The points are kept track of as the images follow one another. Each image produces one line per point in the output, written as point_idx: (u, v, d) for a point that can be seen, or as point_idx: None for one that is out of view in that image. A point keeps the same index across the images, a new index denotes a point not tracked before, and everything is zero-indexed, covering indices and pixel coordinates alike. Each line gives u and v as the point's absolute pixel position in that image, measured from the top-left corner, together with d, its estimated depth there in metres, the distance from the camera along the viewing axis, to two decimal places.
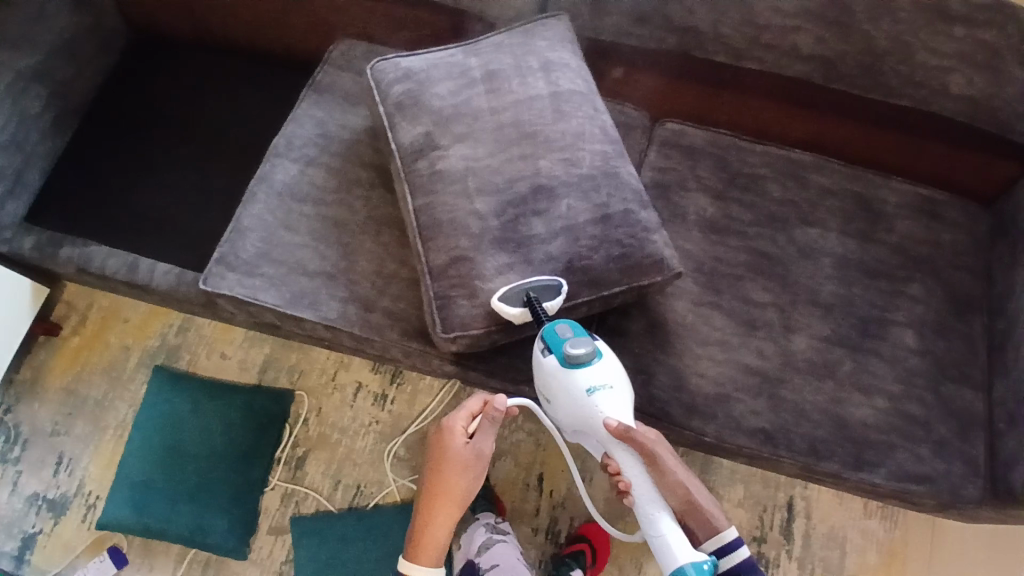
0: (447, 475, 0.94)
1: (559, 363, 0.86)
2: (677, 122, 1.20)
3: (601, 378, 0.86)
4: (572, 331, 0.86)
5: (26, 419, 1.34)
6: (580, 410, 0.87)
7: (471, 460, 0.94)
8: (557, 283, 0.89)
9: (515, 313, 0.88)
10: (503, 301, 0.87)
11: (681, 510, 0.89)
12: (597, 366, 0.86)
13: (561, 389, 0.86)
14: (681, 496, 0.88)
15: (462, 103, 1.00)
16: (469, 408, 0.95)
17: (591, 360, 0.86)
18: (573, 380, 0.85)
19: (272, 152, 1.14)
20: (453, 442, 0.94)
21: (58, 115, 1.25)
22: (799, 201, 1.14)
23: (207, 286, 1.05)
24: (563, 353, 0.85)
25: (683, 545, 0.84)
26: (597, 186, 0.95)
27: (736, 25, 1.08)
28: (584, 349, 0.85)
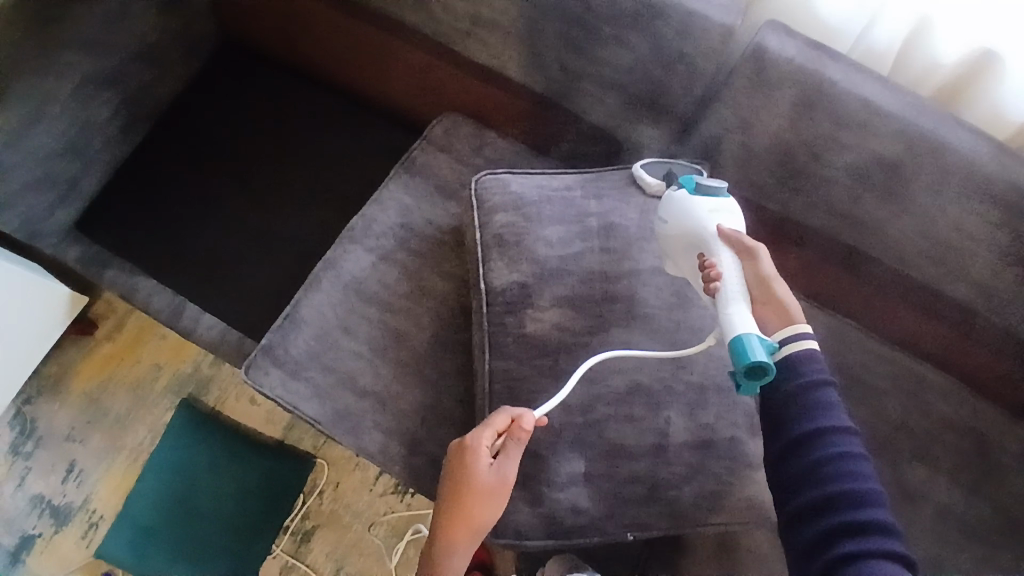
0: (464, 504, 0.70)
1: (687, 191, 0.82)
2: (799, 300, 1.06)
3: (725, 203, 0.80)
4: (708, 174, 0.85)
5: (44, 417, 1.25)
6: (689, 220, 0.79)
7: (495, 487, 0.71)
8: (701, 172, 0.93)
9: (651, 182, 0.93)
10: (644, 172, 0.94)
11: (763, 311, 0.75)
12: (725, 198, 0.81)
13: (679, 205, 0.81)
14: (765, 300, 0.75)
15: (573, 258, 0.88)
16: (496, 426, 0.73)
17: (721, 191, 0.81)
18: (696, 200, 0.80)
19: (347, 234, 1.03)
20: (476, 463, 0.70)
21: (126, 120, 1.13)
22: (915, 429, 0.99)
23: (248, 378, 0.95)
24: (695, 184, 0.82)
25: (753, 324, 0.70)
26: (705, 401, 0.83)
27: (904, 228, 0.90)
28: (717, 181, 0.82)
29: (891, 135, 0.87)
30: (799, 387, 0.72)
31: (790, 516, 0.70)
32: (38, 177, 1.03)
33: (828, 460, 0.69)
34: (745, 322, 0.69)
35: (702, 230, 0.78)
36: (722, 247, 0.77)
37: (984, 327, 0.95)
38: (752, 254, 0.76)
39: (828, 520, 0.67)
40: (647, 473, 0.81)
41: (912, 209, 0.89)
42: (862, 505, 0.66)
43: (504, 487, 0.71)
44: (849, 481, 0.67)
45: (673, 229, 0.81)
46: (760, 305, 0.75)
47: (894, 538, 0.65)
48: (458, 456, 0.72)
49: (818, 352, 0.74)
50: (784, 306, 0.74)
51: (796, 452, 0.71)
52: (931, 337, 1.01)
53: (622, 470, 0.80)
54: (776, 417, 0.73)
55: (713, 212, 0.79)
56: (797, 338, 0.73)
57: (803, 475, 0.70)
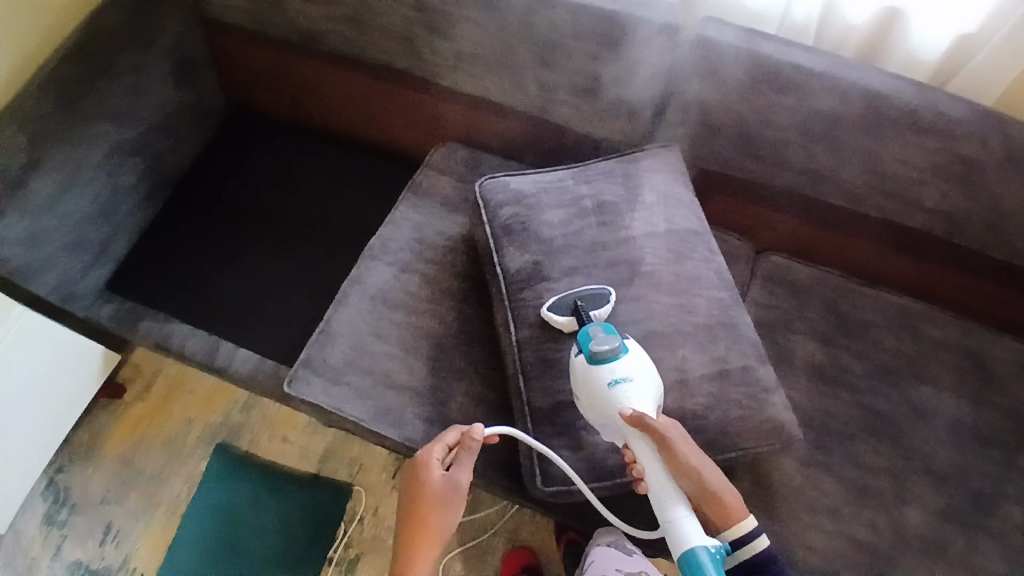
0: (423, 515, 0.77)
1: (587, 362, 0.80)
2: (781, 257, 1.16)
3: (626, 369, 0.78)
4: (602, 330, 0.81)
5: (78, 483, 1.26)
6: (599, 402, 0.79)
7: (449, 493, 0.78)
8: (607, 292, 0.91)
9: (564, 323, 0.89)
10: (552, 312, 0.91)
11: (704, 506, 0.78)
12: (625, 360, 0.79)
13: (584, 383, 0.80)
14: (701, 491, 0.77)
15: (574, 235, 0.99)
16: (445, 440, 0.81)
17: (617, 355, 0.79)
18: (598, 374, 0.79)
19: (367, 254, 1.12)
20: (428, 473, 0.79)
21: (150, 186, 1.24)
22: (911, 354, 1.08)
23: (291, 390, 1.01)
24: (590, 351, 0.80)
25: (700, 534, 0.73)
26: (715, 337, 0.92)
27: (859, 172, 1.04)
28: (610, 346, 0.79)
29: (826, 90, 1.00)
30: (761, 560, 0.79)
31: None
32: (75, 240, 1.12)
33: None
34: (692, 537, 0.73)
35: (615, 419, 0.78)
36: (639, 440, 0.77)
37: (945, 248, 1.08)
38: (673, 448, 0.77)
39: None
40: (675, 407, 0.88)
41: (857, 153, 1.03)
42: None
43: (457, 494, 0.79)
44: None
45: (585, 411, 0.81)
46: (698, 499, 0.78)
47: None
48: (413, 472, 0.80)
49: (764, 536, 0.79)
50: (722, 501, 0.78)
51: None
52: (903, 269, 1.13)
53: None
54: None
55: (620, 394, 0.78)
56: (742, 541, 0.78)
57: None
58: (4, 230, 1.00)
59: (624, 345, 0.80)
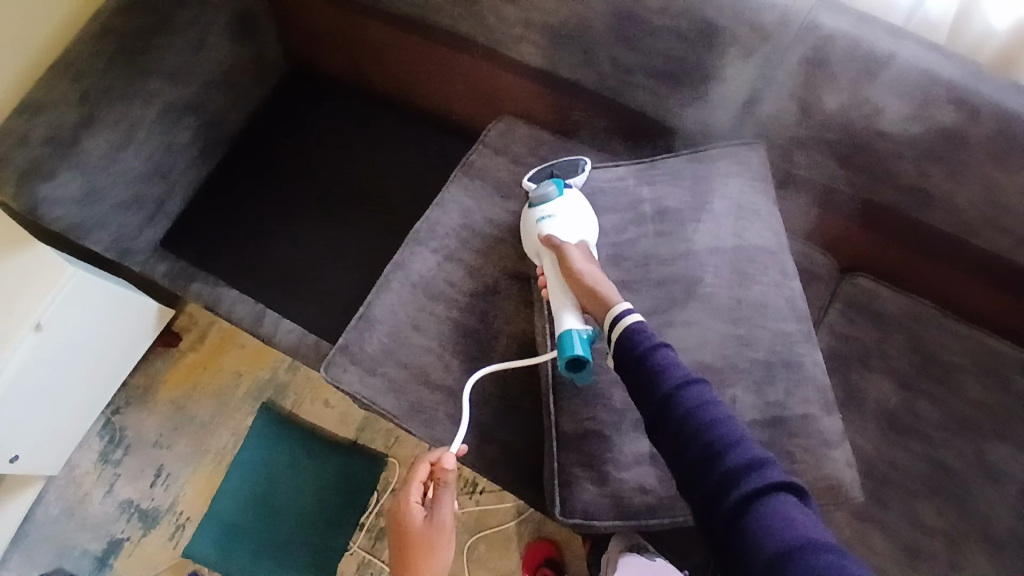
0: (414, 567, 0.70)
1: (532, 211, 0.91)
2: (868, 279, 1.04)
3: (551, 207, 0.87)
4: (549, 181, 0.91)
5: (133, 425, 1.33)
6: (529, 236, 0.90)
7: (433, 537, 0.71)
8: (581, 161, 0.96)
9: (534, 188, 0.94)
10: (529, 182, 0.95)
11: (586, 303, 0.78)
12: (556, 201, 0.88)
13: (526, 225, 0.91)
14: (580, 288, 0.79)
15: (626, 243, 0.91)
16: (417, 478, 0.73)
17: (548, 197, 0.89)
18: (529, 215, 0.90)
19: (412, 237, 1.08)
20: (406, 521, 0.71)
21: (206, 144, 1.22)
22: (1000, 408, 0.95)
23: (328, 375, 1.00)
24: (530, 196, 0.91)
25: (568, 317, 0.79)
26: (772, 378, 0.83)
27: (975, 200, 0.89)
28: (541, 190, 0.89)
29: (952, 102, 0.86)
30: (641, 352, 0.68)
31: (702, 500, 0.61)
32: (129, 199, 1.12)
33: (715, 426, 0.62)
34: (565, 320, 0.79)
35: (533, 243, 0.88)
36: (546, 255, 0.86)
37: None
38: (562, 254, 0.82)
39: (719, 475, 0.60)
40: None
41: (978, 178, 0.88)
42: (739, 450, 0.60)
43: (442, 532, 0.72)
44: (714, 433, 0.62)
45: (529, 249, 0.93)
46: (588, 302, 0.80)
47: (772, 471, 0.59)
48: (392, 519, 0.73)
49: (645, 323, 0.71)
50: (596, 291, 0.77)
51: (662, 409, 0.65)
52: (1006, 308, 0.99)
53: None
54: (643, 403, 0.67)
55: (536, 221, 0.88)
56: (608, 319, 0.73)
57: (687, 459, 0.62)
58: (57, 191, 1.00)
59: (558, 188, 0.89)
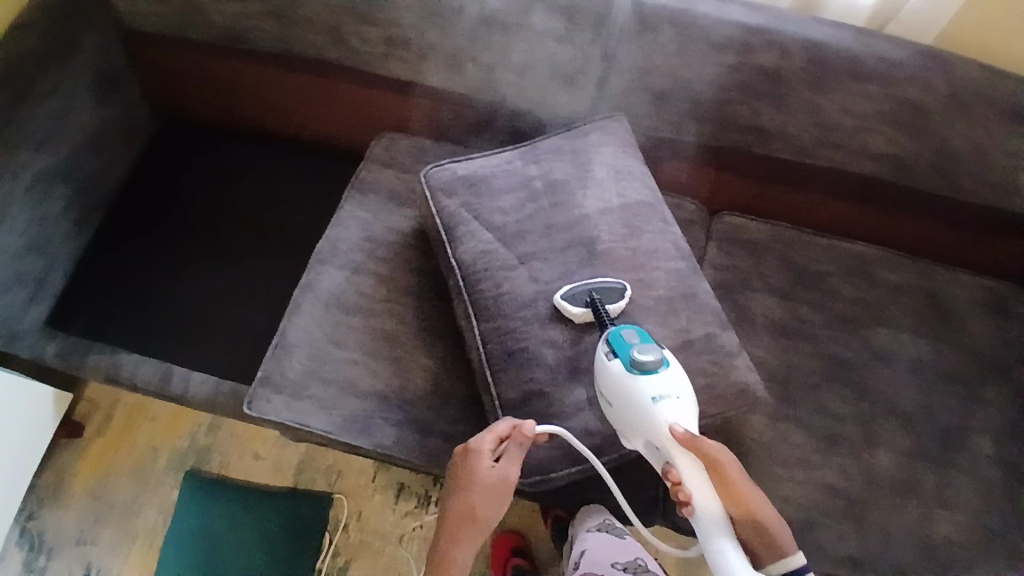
0: (470, 503, 0.78)
1: (623, 369, 0.78)
2: (737, 216, 1.15)
3: (668, 387, 0.76)
4: (638, 336, 0.79)
5: (51, 527, 1.22)
6: (638, 418, 0.76)
7: (496, 485, 0.79)
8: (620, 286, 0.89)
9: (577, 313, 0.87)
10: (567, 301, 0.88)
11: (747, 533, 0.76)
12: (663, 375, 0.77)
13: (625, 399, 0.77)
14: (744, 516, 0.75)
15: (527, 219, 0.96)
16: (497, 431, 0.81)
17: (659, 369, 0.77)
18: (637, 389, 0.76)
19: (317, 259, 1.08)
20: (478, 465, 0.79)
21: (81, 212, 1.17)
22: (871, 299, 1.09)
23: (252, 411, 0.97)
24: (629, 358, 0.78)
25: None
26: (676, 309, 0.91)
27: (805, 126, 1.04)
28: (654, 356, 0.77)
29: (765, 46, 1.00)
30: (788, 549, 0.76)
31: None
32: (8, 280, 1.05)
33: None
34: None
35: (659, 437, 0.75)
36: (682, 454, 0.74)
37: (890, 188, 1.09)
38: (717, 470, 0.74)
39: None
40: None
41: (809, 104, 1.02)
42: None
43: (505, 485, 0.79)
44: None
45: (618, 419, 0.79)
46: (740, 523, 0.76)
47: None
48: (464, 460, 0.80)
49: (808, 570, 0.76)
50: (764, 524, 0.76)
51: None
52: (856, 214, 1.13)
53: None
54: None
55: (664, 411, 0.75)
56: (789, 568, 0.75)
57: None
58: None
59: (663, 358, 0.78)
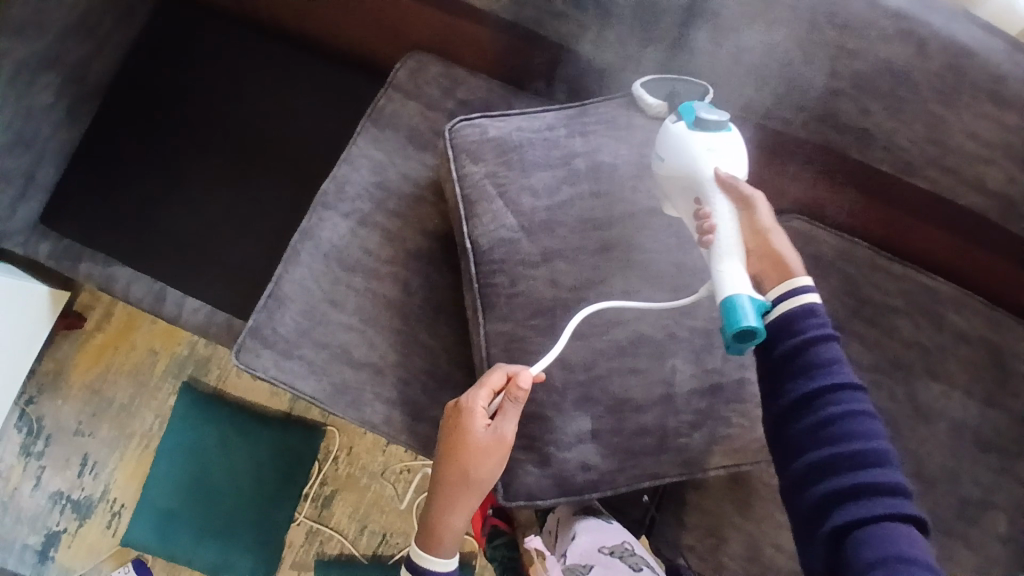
0: (464, 466, 0.72)
1: (685, 127, 0.76)
2: (805, 221, 1.00)
3: (725, 145, 0.74)
4: (709, 103, 0.78)
5: (50, 414, 1.26)
6: (681, 165, 0.75)
7: (492, 446, 0.71)
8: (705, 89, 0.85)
9: (653, 103, 0.86)
10: (645, 90, 0.87)
11: (761, 269, 0.72)
12: (723, 135, 0.75)
13: (673, 145, 0.75)
14: (762, 250, 0.72)
15: (560, 207, 0.83)
16: (491, 384, 0.73)
17: (721, 128, 0.75)
18: (693, 133, 0.75)
19: (320, 200, 0.97)
20: (470, 424, 0.71)
21: (72, 102, 1.08)
22: (929, 346, 0.97)
23: (240, 361, 0.92)
24: (695, 118, 0.75)
25: (746, 283, 0.68)
26: (711, 345, 0.80)
27: (917, 138, 0.85)
28: (718, 117, 0.75)
29: (899, 36, 0.83)
30: (795, 344, 0.69)
31: (800, 441, 0.68)
32: None
33: (829, 370, 0.68)
34: (732, 284, 0.67)
35: (698, 175, 0.74)
36: (717, 194, 0.72)
37: (990, 229, 0.92)
38: (750, 207, 0.72)
39: (830, 440, 0.66)
40: (655, 424, 0.78)
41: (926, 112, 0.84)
42: (855, 429, 0.65)
43: (501, 445, 0.72)
44: (839, 412, 0.66)
45: (664, 165, 0.77)
46: (756, 260, 0.72)
47: (881, 459, 0.64)
48: (455, 418, 0.72)
49: (818, 309, 0.70)
50: (778, 258, 0.71)
51: (793, 400, 0.69)
52: (940, 245, 0.97)
53: (629, 422, 0.78)
54: (774, 374, 0.71)
55: (710, 156, 0.73)
56: (790, 295, 0.70)
57: (793, 405, 0.68)
58: None
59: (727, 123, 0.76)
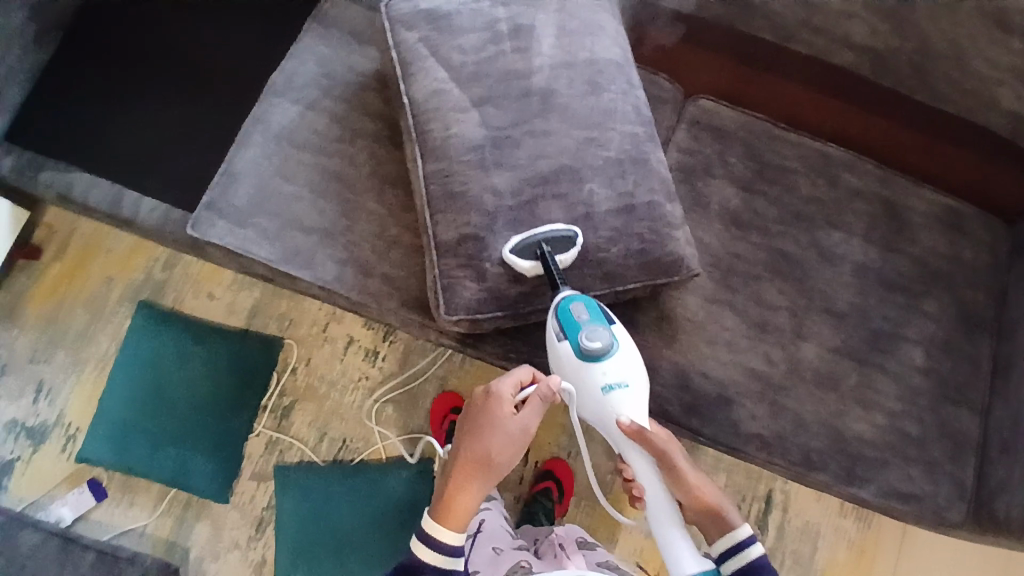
0: (486, 444, 0.79)
1: (574, 352, 0.82)
2: (711, 100, 1.11)
3: (619, 374, 0.82)
4: (588, 314, 0.81)
5: (5, 344, 1.28)
6: (594, 406, 0.83)
7: (516, 434, 0.80)
8: (572, 234, 0.85)
9: (527, 269, 0.85)
10: (515, 256, 0.84)
11: (701, 514, 0.84)
12: (614, 359, 0.82)
13: (576, 377, 0.82)
14: (698, 502, 0.84)
15: (485, 61, 0.92)
16: (518, 378, 0.82)
17: (608, 352, 0.81)
18: (590, 374, 0.81)
19: (271, 90, 1.05)
20: (500, 408, 0.80)
21: (43, 25, 1.14)
22: (827, 200, 1.07)
23: (197, 233, 0.99)
24: (579, 343, 0.81)
25: (686, 553, 0.82)
26: (623, 171, 0.90)
27: (788, 3, 1.00)
28: (602, 342, 0.81)
29: None
30: None
31: None
32: None
33: None
34: (680, 563, 0.82)
35: (614, 433, 0.84)
36: (636, 456, 0.84)
37: (861, 86, 1.10)
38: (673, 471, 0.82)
39: None
40: (577, 240, 0.87)
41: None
42: None
43: (524, 436, 0.80)
44: None
45: (578, 407, 0.85)
46: (693, 508, 0.84)
47: None
48: (485, 401, 0.81)
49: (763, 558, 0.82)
50: (718, 512, 0.83)
51: None
52: (827, 111, 1.12)
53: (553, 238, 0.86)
54: None
55: (616, 410, 0.82)
56: (736, 551, 0.82)
57: None
58: None
59: (611, 338, 0.82)
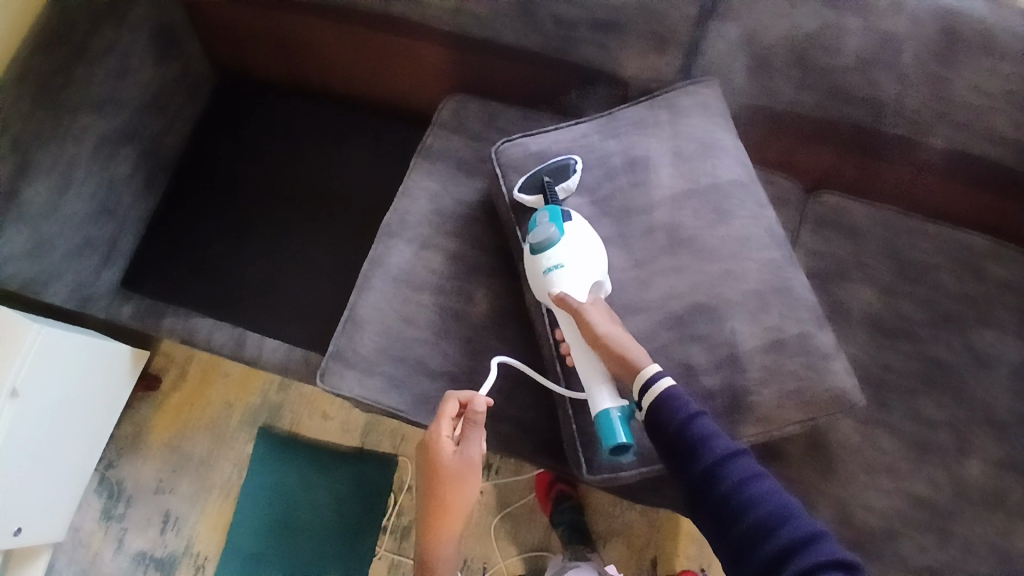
0: (441, 496, 0.77)
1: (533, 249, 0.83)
2: (836, 196, 1.07)
3: (560, 256, 0.80)
4: (549, 217, 0.83)
5: (130, 476, 1.31)
6: (536, 285, 0.82)
7: (463, 471, 0.76)
8: (569, 163, 0.92)
9: (531, 201, 0.90)
10: (520, 191, 0.92)
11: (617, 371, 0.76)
12: (560, 246, 0.80)
13: (529, 270, 0.83)
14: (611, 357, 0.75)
15: (604, 200, 0.91)
16: (449, 413, 0.78)
17: (555, 241, 0.80)
18: (534, 261, 0.81)
19: (385, 232, 1.06)
20: (439, 453, 0.77)
21: (147, 174, 1.20)
22: (976, 295, 1.00)
23: (325, 385, 0.99)
24: (530, 239, 0.83)
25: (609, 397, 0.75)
26: (768, 305, 0.84)
27: (924, 100, 0.93)
28: (548, 235, 0.80)
29: None
30: (711, 463, 0.67)
31: None
32: (81, 243, 1.10)
33: None
34: (599, 400, 0.75)
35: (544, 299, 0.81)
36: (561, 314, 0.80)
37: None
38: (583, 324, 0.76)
39: None
40: (723, 384, 0.82)
41: (910, 67, 0.92)
42: None
43: (471, 468, 0.76)
44: None
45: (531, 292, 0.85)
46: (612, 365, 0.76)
47: None
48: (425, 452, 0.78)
49: (676, 389, 0.71)
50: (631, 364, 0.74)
51: None
52: (973, 202, 1.02)
53: (698, 388, 0.82)
54: None
55: (544, 278, 0.80)
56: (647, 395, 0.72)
57: None
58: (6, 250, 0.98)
59: (558, 228, 0.81)
